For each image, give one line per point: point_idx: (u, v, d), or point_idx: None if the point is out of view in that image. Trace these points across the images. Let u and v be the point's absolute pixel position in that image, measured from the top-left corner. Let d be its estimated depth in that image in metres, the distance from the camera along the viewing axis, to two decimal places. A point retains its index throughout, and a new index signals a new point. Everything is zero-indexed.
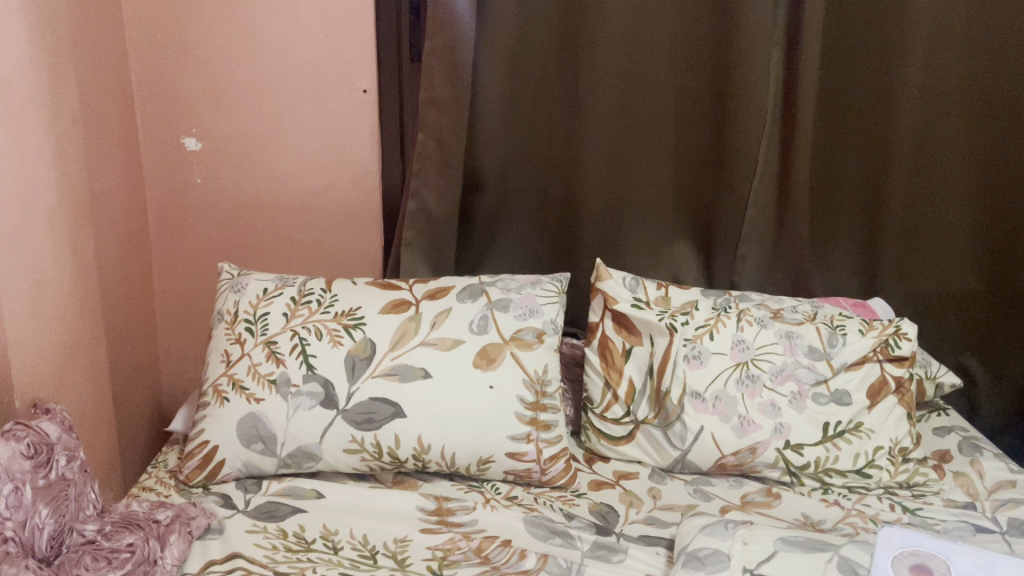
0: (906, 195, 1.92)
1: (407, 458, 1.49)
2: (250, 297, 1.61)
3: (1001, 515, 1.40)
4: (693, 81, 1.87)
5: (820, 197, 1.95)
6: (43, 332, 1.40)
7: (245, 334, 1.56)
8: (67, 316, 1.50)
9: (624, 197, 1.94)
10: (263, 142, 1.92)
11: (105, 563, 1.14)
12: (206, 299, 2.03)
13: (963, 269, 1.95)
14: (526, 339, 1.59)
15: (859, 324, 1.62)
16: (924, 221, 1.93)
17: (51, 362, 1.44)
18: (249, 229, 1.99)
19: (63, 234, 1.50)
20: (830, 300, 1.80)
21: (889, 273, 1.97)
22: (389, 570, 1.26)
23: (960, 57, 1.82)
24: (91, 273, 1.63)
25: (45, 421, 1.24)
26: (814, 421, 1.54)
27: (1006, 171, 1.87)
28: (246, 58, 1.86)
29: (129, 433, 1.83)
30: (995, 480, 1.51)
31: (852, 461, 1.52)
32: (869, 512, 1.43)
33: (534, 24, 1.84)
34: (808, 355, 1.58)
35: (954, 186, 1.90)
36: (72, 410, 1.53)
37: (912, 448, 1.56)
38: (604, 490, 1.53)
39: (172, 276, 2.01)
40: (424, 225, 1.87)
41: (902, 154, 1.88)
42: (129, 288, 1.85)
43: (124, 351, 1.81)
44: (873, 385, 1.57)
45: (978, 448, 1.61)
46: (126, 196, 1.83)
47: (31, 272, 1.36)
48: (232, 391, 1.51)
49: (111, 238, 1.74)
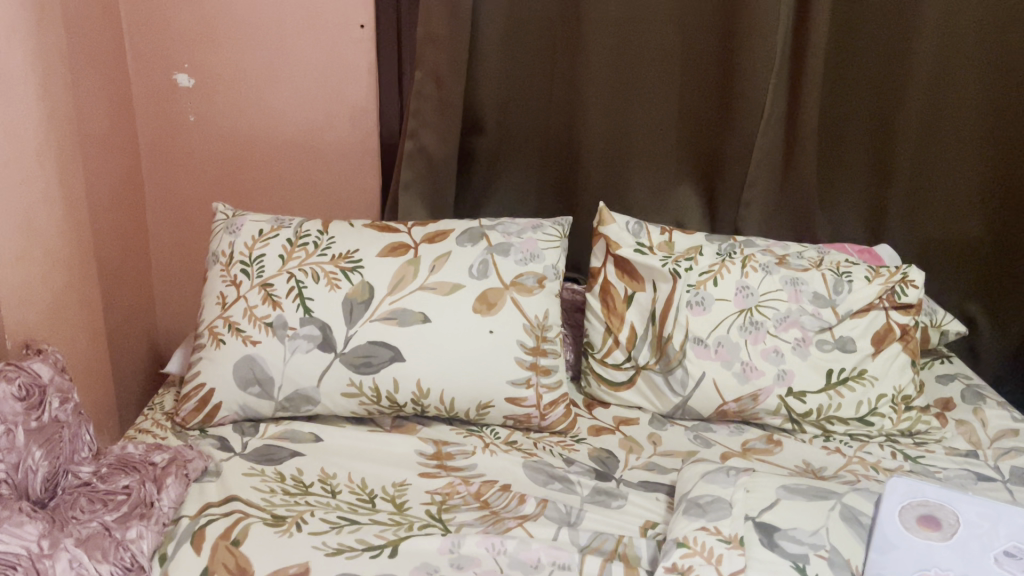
0: (916, 142, 1.87)
1: (406, 402, 1.48)
2: (245, 238, 1.57)
3: (1003, 464, 1.39)
4: (700, 17, 1.81)
5: (828, 140, 1.90)
6: (34, 273, 1.37)
7: (241, 276, 1.53)
8: (58, 257, 1.47)
9: (627, 139, 1.89)
10: (258, 79, 1.87)
11: (100, 505, 1.14)
12: (201, 240, 2.00)
13: (972, 215, 1.92)
14: (527, 284, 1.56)
15: (865, 271, 1.58)
16: (933, 166, 1.89)
17: (43, 303, 1.41)
18: (246, 169, 1.95)
19: (53, 172, 1.46)
20: (835, 246, 1.77)
21: (896, 219, 1.94)
22: (387, 514, 1.25)
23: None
24: (82, 212, 1.59)
25: (37, 362, 1.22)
26: (818, 368, 1.52)
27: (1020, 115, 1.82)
28: None
29: (125, 375, 1.81)
30: (998, 429, 1.50)
31: (854, 409, 1.51)
32: (871, 460, 1.42)
33: None
34: (812, 302, 1.55)
35: (965, 132, 1.86)
36: (66, 352, 1.51)
37: (915, 396, 1.55)
38: (604, 436, 1.52)
39: (167, 216, 1.98)
40: (423, 166, 1.82)
41: (913, 97, 1.83)
42: (122, 228, 1.81)
43: (119, 290, 1.79)
44: (878, 332, 1.55)
45: (981, 396, 1.60)
46: (117, 133, 1.78)
47: (20, 210, 1.33)
48: (227, 333, 1.48)
49: (103, 175, 1.70)
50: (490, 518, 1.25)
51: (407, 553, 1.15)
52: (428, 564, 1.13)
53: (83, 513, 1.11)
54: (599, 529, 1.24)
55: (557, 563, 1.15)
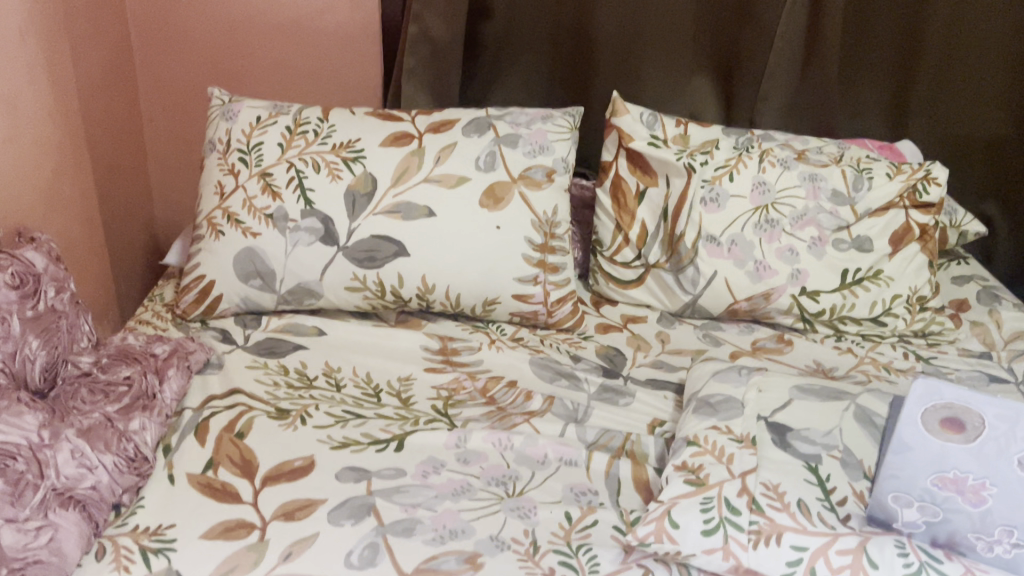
0: (944, 33, 1.78)
1: (410, 297, 1.45)
2: (243, 125, 1.50)
3: (1017, 365, 1.37)
4: None
5: (856, 30, 1.78)
6: (23, 159, 1.32)
7: (239, 165, 1.47)
8: (47, 142, 1.41)
9: (642, 25, 1.80)
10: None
11: (102, 397, 1.11)
12: (197, 126, 1.92)
13: (998, 110, 1.84)
14: (535, 178, 1.51)
15: (887, 168, 1.53)
16: (962, 58, 1.80)
17: (34, 191, 1.36)
18: (243, 53, 1.86)
19: (37, 52, 1.38)
20: (855, 141, 1.71)
21: (919, 113, 1.86)
22: (393, 408, 1.24)
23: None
24: (71, 95, 1.52)
25: (30, 251, 1.18)
26: (833, 268, 1.48)
27: None
28: None
29: (123, 265, 1.78)
30: (1013, 330, 1.47)
31: (868, 309, 1.48)
32: (883, 361, 1.40)
33: None
34: (831, 200, 1.50)
35: (996, 21, 1.76)
36: (60, 240, 1.47)
37: (931, 297, 1.52)
38: (611, 334, 1.50)
39: (161, 101, 1.90)
40: (427, 51, 1.73)
41: None
42: (114, 113, 1.74)
43: (114, 180, 1.74)
44: (897, 232, 1.51)
45: (997, 297, 1.57)
46: (104, 11, 1.68)
47: (3, 91, 1.26)
48: (226, 225, 1.44)
49: (92, 56, 1.62)
50: (497, 414, 1.24)
51: (413, 448, 1.14)
52: (434, 458, 1.13)
53: (84, 404, 1.09)
54: (606, 426, 1.22)
55: (564, 459, 1.14)
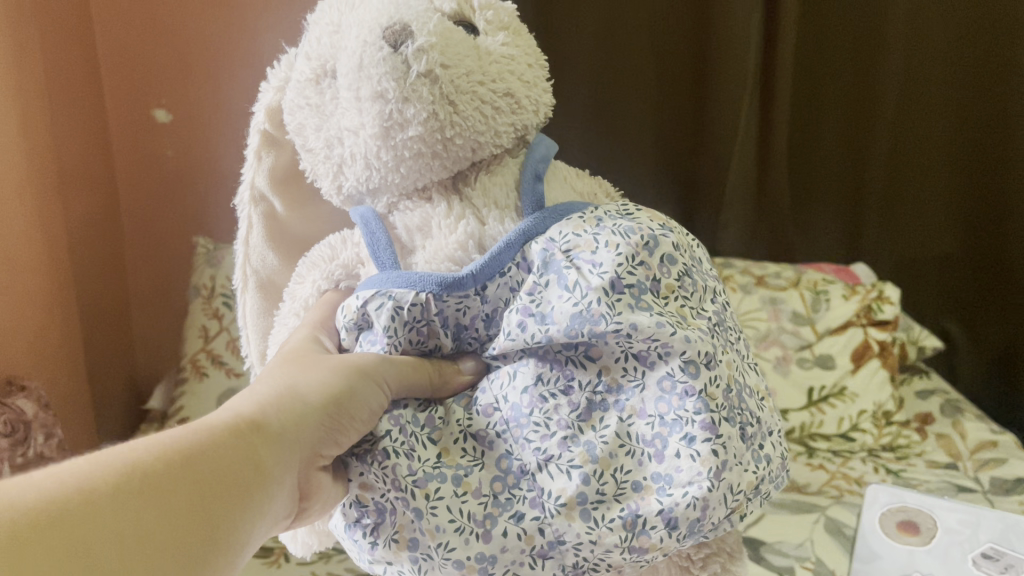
0: (894, 126, 1.70)
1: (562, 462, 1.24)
2: (227, 271, 1.52)
3: (981, 457, 1.41)
4: (677, 40, 1.60)
5: (799, 174, 1.76)
6: (43, 336, 1.29)
7: (224, 309, 1.52)
8: (60, 317, 1.36)
9: (614, 163, 1.70)
10: (235, 62, 1.48)
11: None
12: (177, 268, 1.68)
13: (945, 234, 1.79)
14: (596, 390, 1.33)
15: (843, 290, 1.59)
16: (910, 194, 1.76)
17: (47, 283, 1.31)
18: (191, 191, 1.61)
19: (58, 209, 1.35)
20: (812, 265, 1.73)
21: (872, 239, 1.81)
22: None
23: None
24: (86, 251, 1.47)
25: (21, 397, 1.15)
26: (799, 386, 1.50)
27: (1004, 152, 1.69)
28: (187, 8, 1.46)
29: (120, 406, 1.62)
30: (978, 441, 1.45)
31: (836, 425, 1.47)
32: (854, 475, 1.37)
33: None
34: (792, 321, 1.56)
35: (938, 159, 1.73)
36: (71, 405, 1.40)
37: (895, 411, 1.50)
38: None
39: (140, 236, 1.65)
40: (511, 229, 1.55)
41: (885, 135, 1.70)
42: (103, 264, 1.55)
43: (150, 304, 1.70)
44: (857, 348, 1.53)
45: (960, 410, 1.55)
46: (92, 156, 1.49)
47: (43, 260, 1.29)
48: (210, 366, 1.48)
49: (87, 211, 1.47)
50: None
51: None
52: None
53: None
54: None
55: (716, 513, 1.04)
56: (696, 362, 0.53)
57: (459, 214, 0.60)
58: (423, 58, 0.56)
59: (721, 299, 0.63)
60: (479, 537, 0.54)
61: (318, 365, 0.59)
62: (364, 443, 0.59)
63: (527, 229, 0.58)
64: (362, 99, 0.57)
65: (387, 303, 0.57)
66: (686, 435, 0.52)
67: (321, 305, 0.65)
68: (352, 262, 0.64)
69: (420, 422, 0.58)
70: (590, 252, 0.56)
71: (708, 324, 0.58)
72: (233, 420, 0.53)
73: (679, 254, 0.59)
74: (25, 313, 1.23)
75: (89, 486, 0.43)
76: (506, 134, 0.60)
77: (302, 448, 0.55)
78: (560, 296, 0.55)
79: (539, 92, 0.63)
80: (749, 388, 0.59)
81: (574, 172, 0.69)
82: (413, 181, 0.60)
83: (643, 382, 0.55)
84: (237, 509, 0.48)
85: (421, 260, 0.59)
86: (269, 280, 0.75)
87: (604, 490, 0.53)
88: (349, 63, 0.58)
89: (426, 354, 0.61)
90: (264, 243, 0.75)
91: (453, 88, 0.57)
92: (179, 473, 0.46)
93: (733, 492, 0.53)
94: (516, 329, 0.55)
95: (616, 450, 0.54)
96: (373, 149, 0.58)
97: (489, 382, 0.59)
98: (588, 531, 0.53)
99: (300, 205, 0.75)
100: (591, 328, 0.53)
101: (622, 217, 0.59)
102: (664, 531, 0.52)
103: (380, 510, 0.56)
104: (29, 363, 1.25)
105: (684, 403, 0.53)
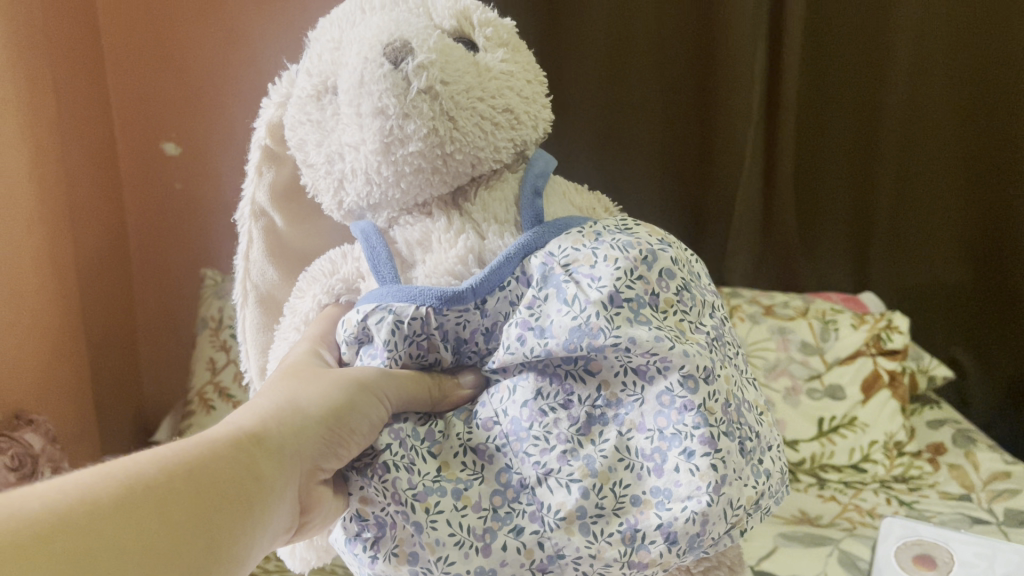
0: (897, 155, 1.70)
1: None
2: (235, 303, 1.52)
3: (994, 488, 1.39)
4: (682, 70, 1.61)
5: (804, 201, 1.77)
6: (51, 368, 1.29)
7: (231, 341, 1.52)
8: (69, 348, 1.36)
9: (619, 190, 1.70)
10: (246, 99, 1.50)
11: None
12: (186, 299, 1.68)
13: (952, 261, 1.79)
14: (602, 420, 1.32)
15: (851, 319, 1.59)
16: (916, 222, 1.76)
17: (56, 315, 1.31)
18: (200, 221, 1.61)
19: (67, 241, 1.36)
20: (820, 294, 1.73)
21: (878, 268, 1.81)
22: None
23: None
24: (95, 282, 1.47)
25: (29, 432, 1.15)
26: (809, 417, 1.49)
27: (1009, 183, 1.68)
28: (195, 40, 1.47)
29: (128, 438, 1.61)
30: (990, 472, 1.44)
31: (847, 456, 1.46)
32: (866, 506, 1.35)
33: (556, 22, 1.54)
34: (800, 350, 1.56)
35: (943, 189, 1.73)
36: (79, 437, 1.40)
37: (906, 441, 1.49)
38: None
39: (150, 267, 1.66)
40: None
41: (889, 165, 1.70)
42: (112, 296, 1.55)
43: (156, 338, 1.70)
44: (867, 379, 1.52)
45: (972, 440, 1.54)
46: (100, 186, 1.50)
47: (52, 292, 1.30)
48: (218, 399, 1.47)
49: (95, 242, 1.47)
50: None
51: None
52: None
53: None
54: None
55: None
56: (695, 377, 0.54)
57: (459, 228, 0.60)
58: (423, 75, 0.56)
59: (719, 314, 0.63)
60: (479, 551, 0.55)
61: (318, 377, 0.60)
62: (364, 458, 0.58)
63: (527, 242, 0.58)
64: (362, 116, 0.57)
65: (387, 317, 0.57)
66: (685, 450, 0.52)
67: (322, 319, 0.65)
68: (353, 276, 0.64)
69: (421, 436, 0.58)
70: (588, 266, 0.56)
71: (708, 339, 0.58)
72: (232, 432, 0.53)
73: (678, 268, 0.59)
74: (34, 345, 1.24)
75: (92, 497, 0.43)
76: (506, 149, 0.60)
77: (302, 460, 0.55)
78: (559, 309, 0.55)
79: (538, 107, 0.63)
80: (750, 404, 0.60)
81: (574, 188, 0.69)
82: (413, 197, 0.60)
83: (643, 396, 0.55)
84: (236, 524, 0.48)
85: (421, 275, 0.59)
86: (269, 295, 0.77)
87: (604, 503, 0.54)
88: (349, 79, 0.58)
89: (426, 368, 0.61)
90: (264, 258, 0.77)
91: (453, 103, 0.57)
92: (177, 488, 0.47)
93: (733, 506, 0.53)
94: (515, 344, 0.55)
95: (615, 464, 0.54)
96: (373, 165, 0.58)
97: (489, 397, 0.58)
98: (587, 545, 0.54)
99: (301, 221, 0.77)
100: (589, 342, 0.53)
101: (621, 230, 0.59)
102: (664, 545, 0.53)
103: (379, 524, 0.56)
104: (38, 395, 1.25)
105: (683, 417, 0.53)
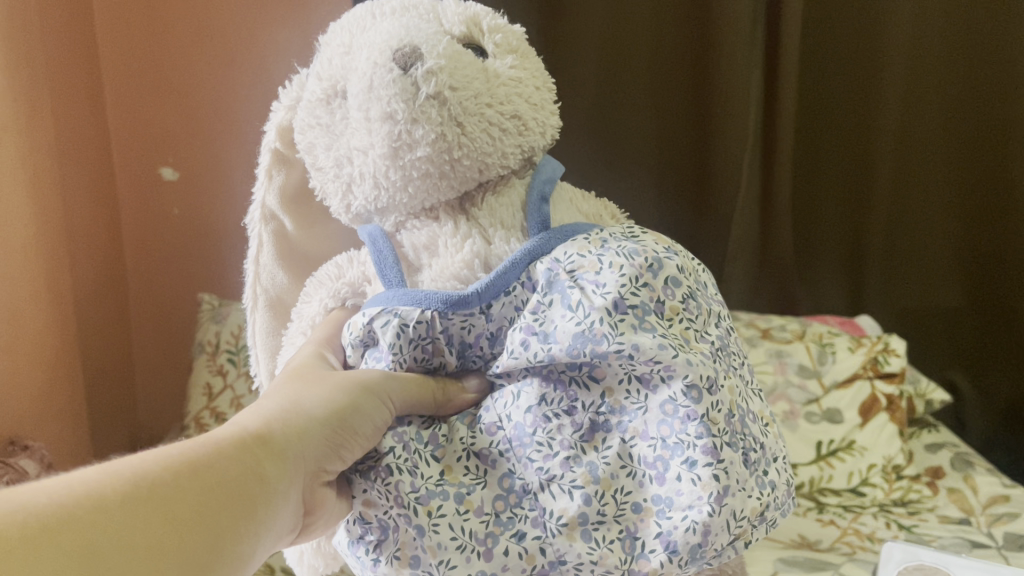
0: (892, 180, 1.71)
1: None
2: (231, 327, 1.53)
3: (993, 512, 1.38)
4: (678, 93, 1.63)
5: (800, 225, 1.78)
6: (46, 392, 1.28)
7: (227, 366, 1.51)
8: (64, 371, 1.35)
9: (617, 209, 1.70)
10: (246, 121, 1.51)
11: None
12: (183, 322, 1.68)
13: (949, 285, 1.80)
14: None
15: (848, 341, 1.59)
16: (912, 245, 1.77)
17: (52, 337, 1.30)
18: (198, 242, 1.62)
19: (64, 262, 1.36)
20: (817, 316, 1.73)
21: (875, 292, 1.81)
22: None
23: (943, 23, 1.61)
24: (91, 304, 1.47)
25: (24, 458, 1.14)
26: (807, 440, 1.48)
27: (1004, 204, 1.70)
28: (196, 59, 1.48)
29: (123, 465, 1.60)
30: (990, 496, 1.43)
31: (846, 480, 1.46)
32: (866, 531, 1.35)
33: (554, 43, 1.55)
34: (798, 373, 1.55)
35: (939, 212, 1.74)
36: (74, 461, 1.39)
37: (904, 464, 1.50)
38: None
39: (146, 291, 1.65)
40: None
41: (884, 189, 1.71)
42: (108, 320, 1.55)
43: (153, 363, 1.69)
44: (864, 402, 1.52)
45: (970, 463, 1.53)
46: (98, 207, 1.50)
47: (48, 314, 1.29)
48: (213, 425, 1.46)
49: (92, 265, 1.47)
50: None
51: None
52: None
53: None
54: None
55: None
56: (699, 386, 0.54)
57: (466, 234, 0.60)
58: (432, 80, 0.56)
59: (725, 324, 0.63)
60: (480, 557, 0.55)
61: (321, 377, 0.59)
62: (366, 462, 0.58)
63: (533, 248, 0.58)
64: (371, 120, 0.58)
65: (392, 320, 0.57)
66: (687, 459, 0.53)
67: (328, 322, 0.65)
68: (358, 280, 0.65)
69: (425, 439, 0.58)
70: (593, 273, 0.56)
71: (712, 349, 0.58)
72: (234, 435, 0.52)
73: (683, 277, 0.59)
74: (30, 368, 1.23)
75: (98, 492, 0.43)
76: (513, 155, 0.61)
77: (307, 463, 0.55)
78: (563, 315, 0.55)
79: (546, 114, 0.64)
80: (754, 415, 0.60)
81: (580, 194, 0.70)
82: (420, 201, 0.61)
83: (646, 404, 0.55)
84: (240, 527, 0.48)
85: (427, 279, 0.60)
86: (278, 299, 0.77)
87: (605, 510, 0.54)
88: (357, 82, 0.58)
89: (431, 372, 0.61)
90: (274, 261, 0.77)
91: (462, 109, 0.57)
92: (181, 490, 0.46)
93: (736, 517, 0.53)
94: (518, 347, 0.56)
95: (617, 471, 0.54)
96: (382, 169, 0.59)
97: (493, 401, 0.58)
98: (589, 551, 0.54)
99: (310, 225, 0.78)
100: (593, 348, 0.53)
101: (627, 238, 0.59)
102: (664, 555, 0.53)
103: (382, 527, 0.55)
104: (33, 420, 1.24)
105: (686, 426, 0.53)
